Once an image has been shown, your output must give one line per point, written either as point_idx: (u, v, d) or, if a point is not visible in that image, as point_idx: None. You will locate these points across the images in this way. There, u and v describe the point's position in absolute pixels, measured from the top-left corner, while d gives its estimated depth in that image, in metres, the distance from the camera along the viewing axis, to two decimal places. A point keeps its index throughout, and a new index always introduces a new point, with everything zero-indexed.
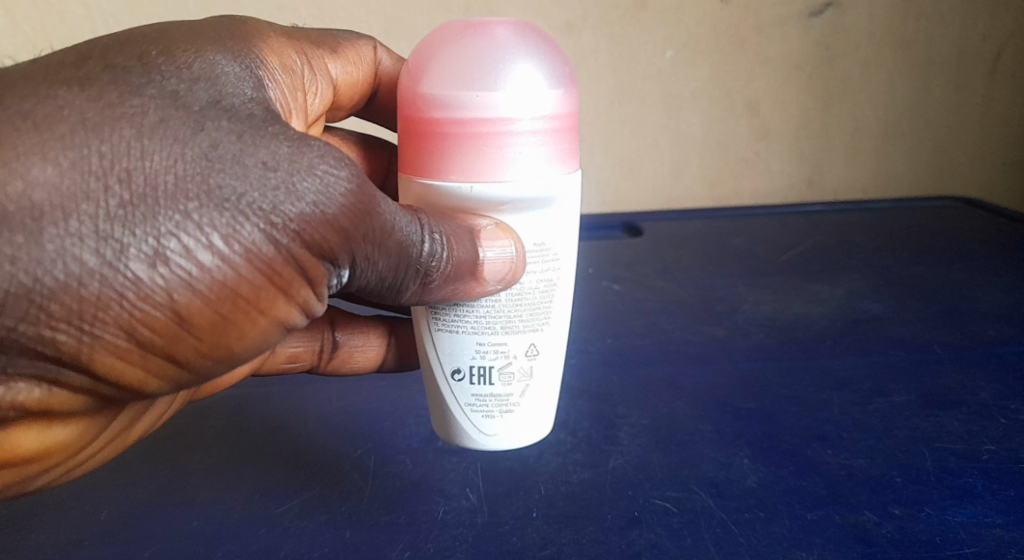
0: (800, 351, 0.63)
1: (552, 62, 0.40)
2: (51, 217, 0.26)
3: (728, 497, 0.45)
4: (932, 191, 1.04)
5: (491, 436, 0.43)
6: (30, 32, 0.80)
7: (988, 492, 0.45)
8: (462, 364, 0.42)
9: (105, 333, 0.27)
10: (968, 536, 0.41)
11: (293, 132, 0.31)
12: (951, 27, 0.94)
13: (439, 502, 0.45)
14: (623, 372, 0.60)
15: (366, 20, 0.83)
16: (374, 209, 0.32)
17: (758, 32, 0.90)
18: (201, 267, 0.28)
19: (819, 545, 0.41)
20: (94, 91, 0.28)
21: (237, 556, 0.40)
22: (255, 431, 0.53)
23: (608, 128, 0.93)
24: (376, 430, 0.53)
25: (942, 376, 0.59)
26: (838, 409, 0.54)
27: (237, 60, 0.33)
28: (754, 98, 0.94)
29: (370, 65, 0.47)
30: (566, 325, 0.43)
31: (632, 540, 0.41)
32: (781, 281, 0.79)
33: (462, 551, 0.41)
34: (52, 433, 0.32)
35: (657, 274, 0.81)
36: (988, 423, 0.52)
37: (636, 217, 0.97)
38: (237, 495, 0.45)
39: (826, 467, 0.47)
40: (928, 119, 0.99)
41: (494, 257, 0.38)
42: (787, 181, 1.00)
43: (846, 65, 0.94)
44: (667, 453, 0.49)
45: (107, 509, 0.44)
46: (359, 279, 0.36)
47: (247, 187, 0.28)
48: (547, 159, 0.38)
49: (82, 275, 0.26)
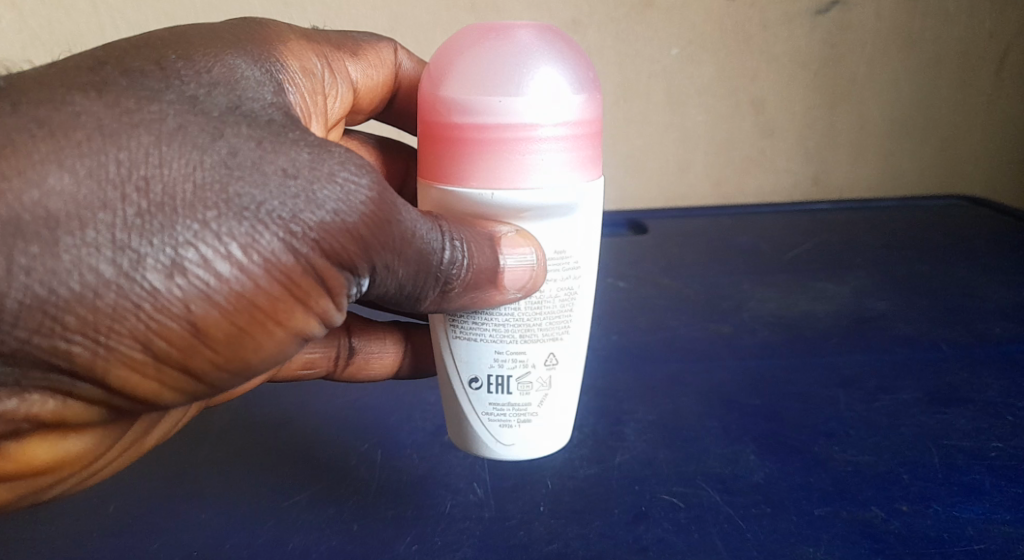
0: (806, 348, 0.62)
1: (576, 67, 0.39)
2: (68, 226, 0.25)
3: (734, 493, 0.44)
4: (941, 188, 1.02)
5: (508, 446, 0.42)
6: (37, 29, 0.80)
7: (996, 490, 0.44)
8: (479, 372, 0.41)
9: (120, 345, 0.27)
10: (976, 532, 0.40)
11: (314, 138, 0.30)
12: (959, 25, 0.92)
13: (447, 496, 0.44)
14: (623, 369, 0.59)
15: (372, 16, 0.83)
16: (395, 217, 0.32)
17: (764, 29, 0.88)
18: (219, 278, 0.27)
19: (826, 541, 0.40)
20: (112, 97, 0.27)
21: (241, 549, 0.40)
22: (265, 425, 0.52)
23: (613, 126, 0.92)
24: (382, 424, 0.52)
25: (947, 374, 0.57)
26: (845, 406, 0.53)
27: (256, 63, 0.33)
28: (761, 95, 0.92)
29: (390, 67, 0.46)
30: (585, 335, 0.42)
31: (639, 535, 0.40)
32: (789, 278, 0.78)
33: (469, 545, 0.40)
34: (66, 444, 0.32)
35: (660, 272, 0.80)
36: (995, 421, 0.51)
37: (641, 215, 0.96)
38: (248, 487, 0.45)
39: (832, 463, 0.46)
40: (939, 117, 0.97)
41: (515, 265, 0.37)
42: (795, 178, 0.99)
43: (855, 63, 0.92)
44: (672, 449, 0.48)
45: (116, 502, 0.44)
46: (378, 287, 0.35)
47: (266, 195, 0.28)
48: (569, 166, 0.37)
49: (97, 286, 0.26)
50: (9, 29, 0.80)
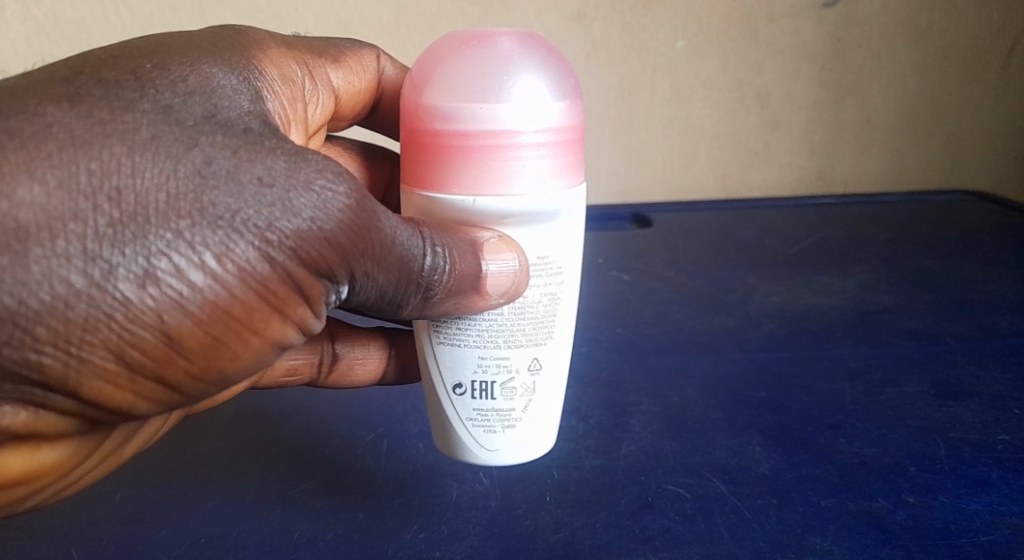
0: (811, 342, 0.62)
1: (558, 73, 0.39)
2: (39, 237, 0.25)
3: (740, 484, 0.44)
4: (943, 183, 1.02)
5: (493, 451, 0.42)
6: (41, 19, 0.80)
7: (1002, 482, 0.44)
8: (463, 379, 0.41)
9: (93, 356, 0.27)
10: (982, 524, 0.40)
11: (291, 146, 0.30)
12: (963, 19, 0.92)
13: (452, 486, 0.44)
14: (629, 361, 0.59)
15: (377, 9, 0.83)
16: (374, 223, 0.32)
17: (769, 23, 0.88)
18: (193, 287, 0.27)
19: (832, 531, 0.40)
20: (85, 107, 0.27)
21: (248, 536, 0.40)
22: (261, 416, 0.52)
23: (619, 119, 0.92)
24: (384, 415, 0.52)
25: (954, 367, 0.57)
26: (850, 399, 0.53)
27: (234, 72, 0.33)
28: (766, 89, 0.92)
29: (373, 74, 0.47)
30: (569, 338, 0.42)
31: (645, 525, 0.41)
32: (792, 272, 0.78)
33: (475, 533, 0.40)
34: (40, 455, 0.32)
35: (665, 265, 0.80)
36: (1002, 414, 0.51)
37: (644, 209, 0.97)
38: (248, 478, 0.45)
39: (838, 455, 0.47)
40: (940, 112, 0.97)
41: (497, 270, 0.37)
42: (798, 173, 0.99)
43: (860, 57, 0.92)
44: (678, 441, 0.48)
45: (122, 489, 0.44)
46: (359, 295, 0.35)
47: (241, 204, 0.28)
48: (551, 173, 0.37)
49: (69, 297, 0.26)
50: (14, 19, 0.80)
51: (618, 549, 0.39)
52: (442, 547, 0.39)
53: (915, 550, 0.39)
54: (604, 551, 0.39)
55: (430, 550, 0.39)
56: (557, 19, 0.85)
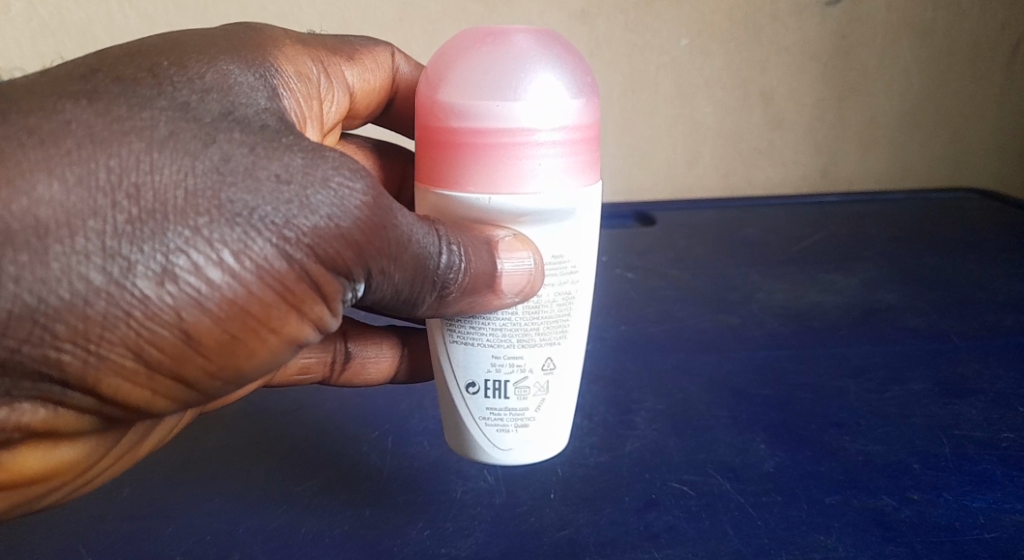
0: (814, 340, 0.62)
1: (574, 71, 0.38)
2: (57, 234, 0.25)
3: (746, 481, 0.43)
4: (949, 180, 1.02)
5: (506, 450, 0.41)
6: (46, 18, 0.80)
7: (1007, 479, 0.43)
8: (476, 377, 0.41)
9: (111, 354, 0.27)
10: (987, 521, 0.40)
11: (308, 143, 0.30)
12: (970, 16, 0.91)
13: (458, 483, 0.44)
14: (631, 359, 0.59)
15: (381, 7, 0.83)
16: (390, 221, 0.32)
17: (774, 21, 0.88)
18: (211, 285, 0.27)
19: (837, 528, 0.40)
20: (103, 105, 0.27)
21: (256, 533, 0.40)
22: (270, 413, 0.52)
23: (622, 118, 0.92)
24: (391, 412, 0.52)
25: (958, 365, 0.57)
26: (854, 396, 0.52)
27: (251, 69, 0.33)
28: (770, 87, 0.92)
29: (388, 72, 0.47)
30: (583, 338, 0.42)
31: (649, 522, 0.40)
32: (796, 271, 0.77)
33: (480, 530, 0.40)
34: (59, 452, 0.32)
35: (668, 264, 0.80)
36: (1007, 411, 0.50)
37: (648, 207, 0.96)
38: (257, 475, 0.45)
39: (843, 452, 0.46)
40: (946, 109, 0.96)
41: (512, 269, 0.37)
42: (803, 171, 0.98)
43: (864, 55, 0.92)
44: (682, 437, 0.48)
45: (131, 485, 0.44)
46: (374, 293, 0.35)
47: (259, 201, 0.28)
48: (567, 171, 0.37)
49: (88, 294, 0.26)
50: (19, 18, 0.80)
51: (622, 545, 0.39)
52: (446, 543, 0.39)
53: (920, 547, 0.38)
54: (609, 548, 0.38)
55: (435, 548, 0.39)
56: (560, 17, 0.85)
